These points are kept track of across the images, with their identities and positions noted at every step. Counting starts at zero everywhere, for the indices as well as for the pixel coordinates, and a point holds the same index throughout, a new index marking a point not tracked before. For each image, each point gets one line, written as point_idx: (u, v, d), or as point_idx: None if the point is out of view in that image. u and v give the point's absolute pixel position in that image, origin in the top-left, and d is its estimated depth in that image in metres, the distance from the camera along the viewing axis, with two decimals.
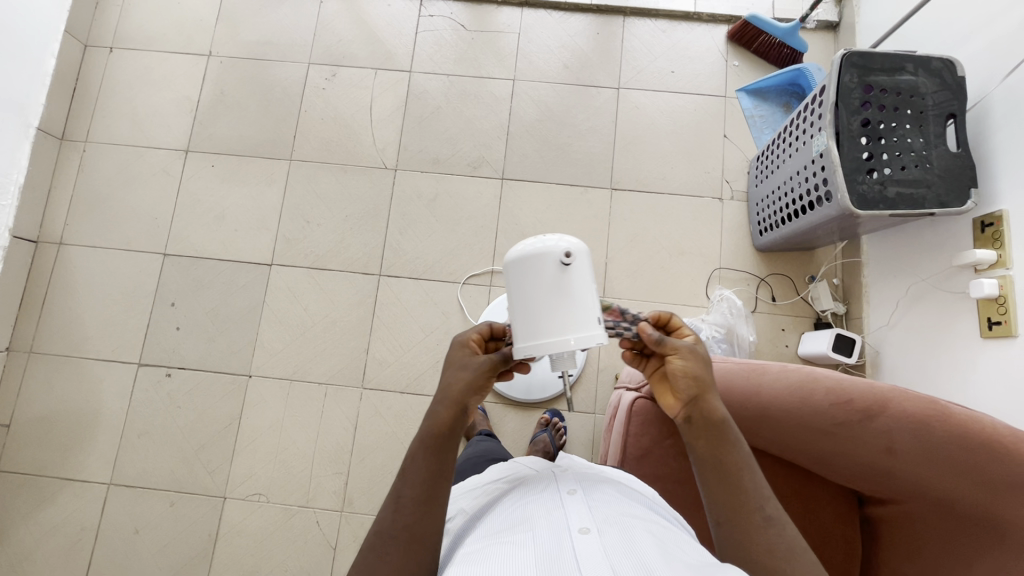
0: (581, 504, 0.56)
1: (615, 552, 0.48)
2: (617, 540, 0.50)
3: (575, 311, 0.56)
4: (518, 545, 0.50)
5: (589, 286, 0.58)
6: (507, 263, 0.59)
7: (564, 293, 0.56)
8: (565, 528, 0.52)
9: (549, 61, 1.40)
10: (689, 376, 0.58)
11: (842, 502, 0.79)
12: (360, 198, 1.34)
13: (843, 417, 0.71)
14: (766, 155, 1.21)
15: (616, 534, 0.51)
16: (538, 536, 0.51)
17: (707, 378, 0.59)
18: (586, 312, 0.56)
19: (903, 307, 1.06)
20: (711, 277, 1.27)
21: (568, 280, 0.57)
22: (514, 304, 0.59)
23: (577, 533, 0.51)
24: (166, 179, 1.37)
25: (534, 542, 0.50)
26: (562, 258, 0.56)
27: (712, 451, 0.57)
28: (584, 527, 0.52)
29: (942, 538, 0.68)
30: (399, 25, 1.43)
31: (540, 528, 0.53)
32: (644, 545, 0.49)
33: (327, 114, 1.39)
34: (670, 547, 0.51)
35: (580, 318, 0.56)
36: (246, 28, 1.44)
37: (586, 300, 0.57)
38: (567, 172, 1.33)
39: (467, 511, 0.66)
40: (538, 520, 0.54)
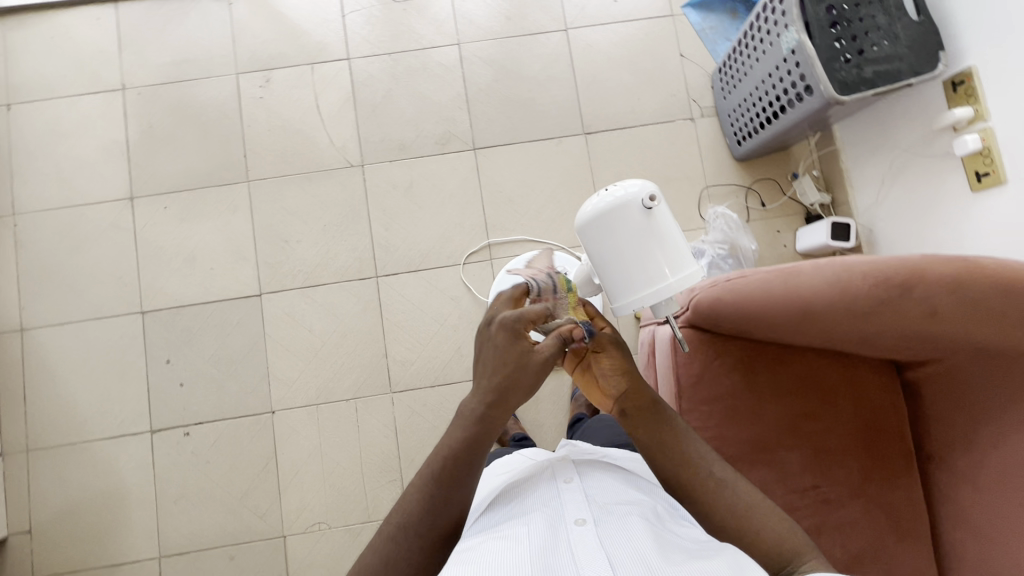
0: (578, 493, 0.57)
1: (612, 544, 0.49)
2: (617, 529, 0.51)
3: (672, 248, 0.61)
4: (514, 540, 0.51)
5: (673, 224, 0.62)
6: (591, 222, 0.62)
7: (655, 233, 0.61)
8: (563, 522, 0.53)
9: (488, 16, 1.34)
10: (614, 372, 0.64)
11: (887, 374, 0.88)
12: (335, 204, 1.27)
13: (884, 295, 0.73)
14: (728, 65, 1.21)
15: (614, 522, 0.52)
16: (534, 531, 0.52)
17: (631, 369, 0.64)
18: (681, 249, 0.61)
19: (889, 182, 1.11)
20: (701, 198, 1.29)
21: (655, 222, 0.61)
22: (609, 258, 0.62)
23: (574, 525, 0.52)
24: (119, 234, 1.26)
25: (531, 538, 0.51)
26: (646, 200, 0.60)
27: (655, 438, 0.62)
28: (581, 517, 0.53)
29: (982, 379, 0.78)
30: (323, 12, 1.33)
31: (535, 521, 0.54)
32: (639, 532, 0.50)
33: (273, 124, 1.30)
34: (666, 538, 0.52)
35: (677, 255, 0.61)
36: (157, 50, 1.31)
37: (675, 236, 0.61)
38: (537, 127, 1.30)
39: (484, 493, 0.67)
40: (536, 514, 0.55)
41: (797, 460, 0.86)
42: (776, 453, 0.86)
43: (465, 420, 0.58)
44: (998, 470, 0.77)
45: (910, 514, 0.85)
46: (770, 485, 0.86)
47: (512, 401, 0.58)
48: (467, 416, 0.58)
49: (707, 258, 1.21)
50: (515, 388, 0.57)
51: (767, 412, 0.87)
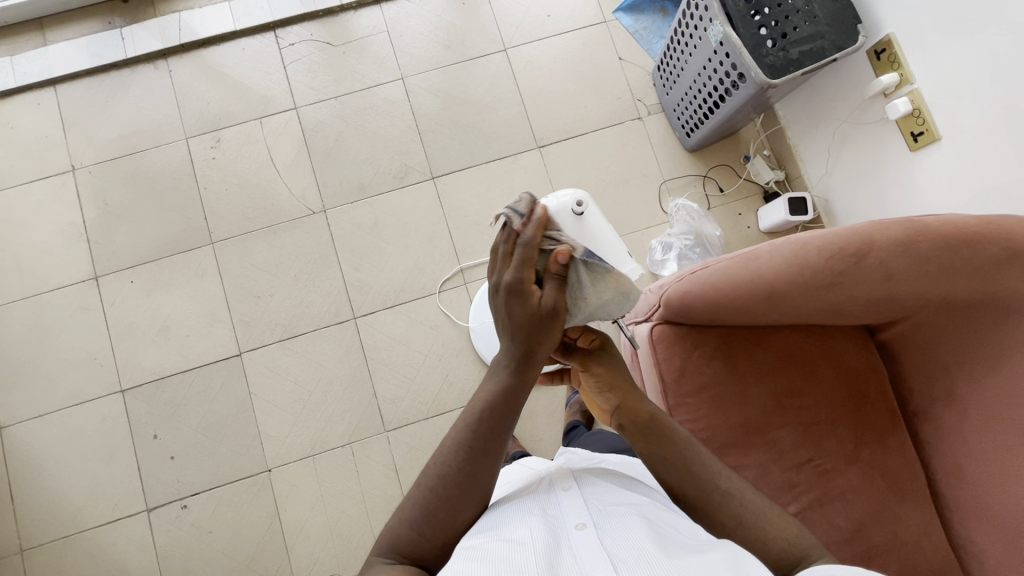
0: (576, 497, 0.57)
1: (612, 544, 0.49)
2: (616, 530, 0.51)
3: None
4: (514, 541, 0.51)
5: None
6: None
7: None
8: (562, 527, 0.53)
9: (427, 47, 1.36)
10: (606, 386, 0.68)
11: (860, 338, 0.91)
12: (303, 253, 1.27)
13: (841, 266, 0.76)
14: (664, 63, 1.25)
15: (614, 523, 0.52)
16: (535, 532, 0.52)
17: (623, 383, 0.67)
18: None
19: (835, 153, 1.14)
20: (660, 193, 1.31)
21: None
22: None
23: (574, 530, 0.52)
24: (88, 315, 1.24)
25: (531, 538, 0.51)
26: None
27: (653, 451, 0.63)
28: (581, 522, 0.53)
29: (949, 330, 0.81)
30: (264, 66, 1.35)
31: (533, 524, 0.54)
32: (637, 530, 0.51)
33: (230, 182, 1.30)
34: (663, 533, 0.52)
35: None
36: (103, 126, 1.31)
37: None
38: (491, 148, 1.32)
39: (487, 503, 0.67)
40: (534, 517, 0.55)
41: (790, 438, 0.87)
42: (769, 433, 0.88)
43: (502, 374, 0.59)
44: (977, 417, 0.80)
45: (906, 472, 0.86)
46: (767, 466, 0.87)
47: (539, 349, 0.58)
48: (505, 368, 0.59)
49: (675, 251, 1.25)
50: (541, 338, 0.57)
51: (752, 395, 0.88)
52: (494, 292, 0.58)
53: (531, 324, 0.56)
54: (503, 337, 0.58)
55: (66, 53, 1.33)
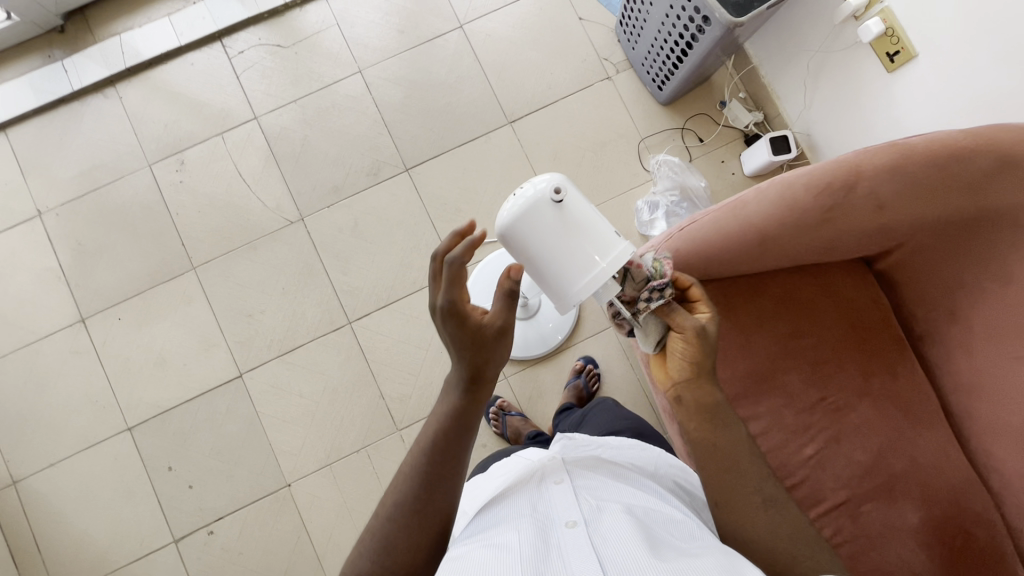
0: (568, 494, 0.57)
1: (601, 542, 0.49)
2: (606, 527, 0.51)
3: (591, 234, 0.64)
4: (502, 543, 0.51)
5: (587, 209, 0.64)
6: (507, 227, 0.64)
7: (570, 223, 0.63)
8: (554, 525, 0.53)
9: (380, 35, 1.31)
10: (683, 356, 0.59)
11: (858, 273, 0.89)
12: (288, 266, 1.25)
13: (830, 201, 0.74)
14: (626, 16, 1.21)
15: (604, 520, 0.53)
16: (527, 532, 0.52)
17: (705, 361, 0.58)
18: (604, 232, 0.64)
19: (812, 85, 1.11)
20: (640, 151, 1.28)
21: (567, 212, 0.63)
22: (532, 261, 0.65)
23: (564, 527, 0.52)
24: (81, 358, 1.22)
25: (522, 539, 0.51)
26: (553, 195, 0.63)
27: (704, 441, 0.57)
28: (572, 519, 0.53)
29: (946, 251, 0.80)
30: (217, 79, 1.30)
31: (523, 524, 0.54)
32: (627, 526, 0.51)
33: (202, 204, 1.27)
34: (655, 530, 0.52)
35: (598, 240, 0.64)
36: (62, 165, 1.27)
37: (593, 221, 0.64)
38: (461, 130, 1.29)
39: (482, 495, 0.67)
40: (524, 515, 0.56)
41: (798, 381, 0.87)
42: (777, 379, 0.87)
43: (453, 393, 0.57)
44: (984, 333, 0.79)
45: (917, 399, 0.86)
46: (779, 411, 0.87)
47: (488, 369, 0.56)
48: (454, 387, 0.57)
49: (662, 209, 1.23)
50: (489, 358, 0.56)
51: (756, 344, 0.87)
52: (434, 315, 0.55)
53: (475, 343, 0.54)
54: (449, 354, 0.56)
55: (11, 94, 1.28)
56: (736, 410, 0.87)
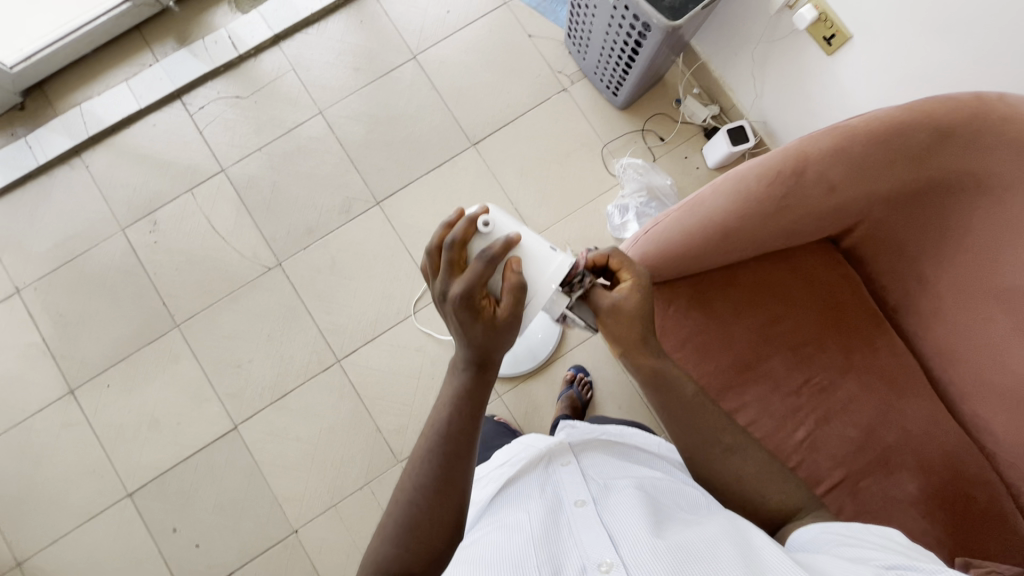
0: (575, 476, 0.58)
1: (609, 519, 0.51)
2: (614, 505, 0.53)
3: (530, 256, 0.60)
4: (515, 525, 0.53)
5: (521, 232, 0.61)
6: None
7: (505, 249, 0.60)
8: (563, 505, 0.55)
9: (337, 74, 1.33)
10: (614, 333, 0.64)
11: (827, 254, 0.91)
12: (271, 312, 1.25)
13: (783, 188, 0.76)
14: (573, 29, 1.23)
15: (613, 500, 0.54)
16: (538, 513, 0.53)
17: (634, 334, 0.63)
18: (542, 254, 0.60)
19: (760, 74, 1.14)
20: (604, 157, 1.30)
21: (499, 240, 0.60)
22: None
23: (574, 506, 0.54)
24: (74, 429, 1.22)
25: (534, 521, 0.52)
26: (481, 228, 0.59)
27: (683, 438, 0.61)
28: (581, 499, 0.54)
29: (904, 223, 0.82)
30: (180, 136, 1.31)
31: (535, 505, 0.55)
32: (635, 504, 0.52)
33: (179, 261, 1.27)
34: (661, 508, 0.54)
35: (540, 260, 0.60)
36: (35, 240, 1.28)
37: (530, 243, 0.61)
38: (427, 157, 1.30)
39: (490, 485, 0.67)
40: (535, 497, 0.57)
41: (781, 365, 0.88)
42: (760, 366, 0.88)
43: (462, 374, 0.57)
44: (951, 296, 0.82)
45: (900, 369, 0.87)
46: (767, 397, 0.87)
47: (498, 355, 0.57)
48: (463, 369, 0.57)
49: (632, 211, 1.24)
50: (497, 344, 0.56)
51: (736, 334, 0.88)
52: (443, 300, 0.56)
53: (484, 328, 0.54)
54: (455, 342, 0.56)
55: None
56: (724, 402, 0.88)
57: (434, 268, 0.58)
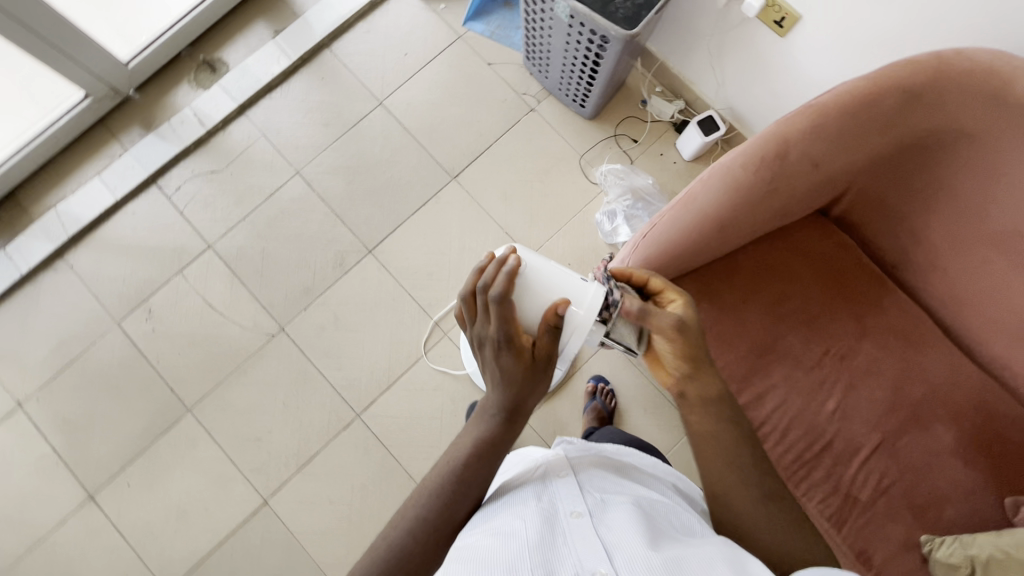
0: (570, 483, 0.56)
1: (605, 534, 0.48)
2: (610, 520, 0.50)
3: (563, 291, 0.60)
4: (505, 530, 0.49)
5: (546, 268, 0.61)
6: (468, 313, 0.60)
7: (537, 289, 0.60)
8: (557, 514, 0.52)
9: (307, 133, 1.34)
10: (671, 351, 0.60)
11: (820, 224, 0.93)
12: (282, 378, 1.24)
13: (768, 172, 0.78)
14: (530, 50, 1.26)
15: (610, 513, 0.51)
16: (529, 520, 0.50)
17: (693, 348, 0.59)
18: (574, 286, 0.61)
19: (718, 65, 1.17)
20: (583, 167, 1.32)
21: (529, 282, 0.60)
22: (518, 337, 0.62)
23: (569, 518, 0.51)
24: (99, 536, 1.18)
25: (525, 525, 0.49)
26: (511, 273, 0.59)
27: None
28: (576, 510, 0.51)
29: (888, 183, 0.84)
30: (162, 220, 1.31)
31: (526, 511, 0.52)
32: (633, 518, 0.50)
33: (180, 345, 1.26)
34: (657, 525, 0.51)
35: (573, 293, 0.61)
36: (30, 349, 1.25)
37: (558, 278, 0.61)
38: (410, 198, 1.31)
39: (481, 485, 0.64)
40: (525, 503, 0.53)
41: (798, 341, 0.89)
42: (778, 346, 0.89)
43: (489, 421, 0.58)
44: (947, 246, 0.84)
45: (912, 323, 0.89)
46: (791, 375, 0.88)
47: (529, 403, 0.59)
48: (492, 416, 0.58)
49: (621, 215, 1.26)
50: (529, 392, 0.58)
51: (748, 318, 0.89)
52: (481, 343, 0.58)
53: (519, 375, 0.57)
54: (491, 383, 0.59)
55: None
56: (751, 387, 0.88)
57: (472, 312, 0.59)
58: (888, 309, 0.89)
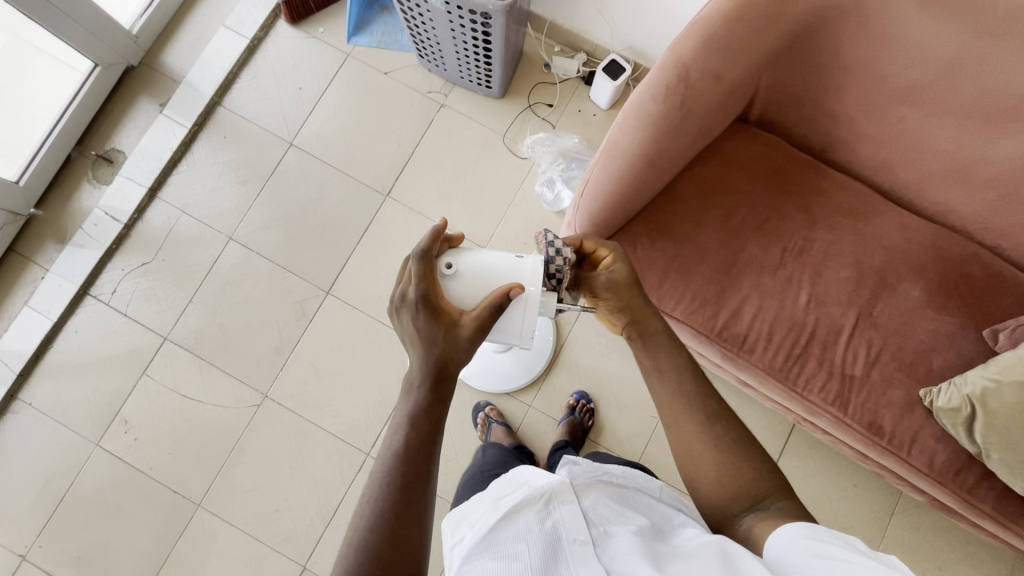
0: (575, 508, 0.56)
1: (609, 562, 0.48)
2: (616, 547, 0.50)
3: (501, 271, 0.60)
4: (507, 556, 0.50)
5: (479, 257, 0.61)
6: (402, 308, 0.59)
7: (476, 278, 0.59)
8: (562, 542, 0.52)
9: (227, 196, 1.30)
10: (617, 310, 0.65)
11: (744, 129, 0.95)
12: (282, 443, 1.21)
13: (678, 98, 0.79)
14: (421, 48, 1.24)
15: (613, 540, 0.51)
16: (533, 547, 0.51)
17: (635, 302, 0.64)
18: (510, 264, 0.60)
19: (605, 8, 1.17)
20: (509, 146, 1.32)
21: (466, 275, 0.59)
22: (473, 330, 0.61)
23: (573, 546, 0.51)
24: None
25: (529, 553, 0.50)
26: (446, 268, 0.59)
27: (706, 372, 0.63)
28: (580, 538, 0.52)
29: (792, 74, 0.86)
30: (108, 328, 1.25)
31: (530, 536, 0.52)
32: (636, 543, 0.50)
33: (168, 445, 1.22)
34: (660, 549, 0.51)
35: (512, 270, 0.60)
36: (15, 500, 1.19)
37: (494, 263, 0.60)
38: (350, 228, 1.29)
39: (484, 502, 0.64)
40: (528, 529, 0.54)
41: (758, 248, 0.90)
42: (741, 258, 0.90)
43: (417, 393, 0.55)
44: (862, 116, 0.87)
45: (853, 198, 0.92)
46: (759, 283, 0.90)
47: (456, 370, 0.56)
48: (418, 386, 0.55)
49: (558, 180, 1.26)
50: (455, 354, 0.55)
51: (704, 241, 0.90)
52: (400, 309, 0.56)
53: (437, 336, 0.54)
54: (414, 353, 0.56)
55: None
56: (726, 304, 0.89)
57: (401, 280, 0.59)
58: (828, 192, 0.92)
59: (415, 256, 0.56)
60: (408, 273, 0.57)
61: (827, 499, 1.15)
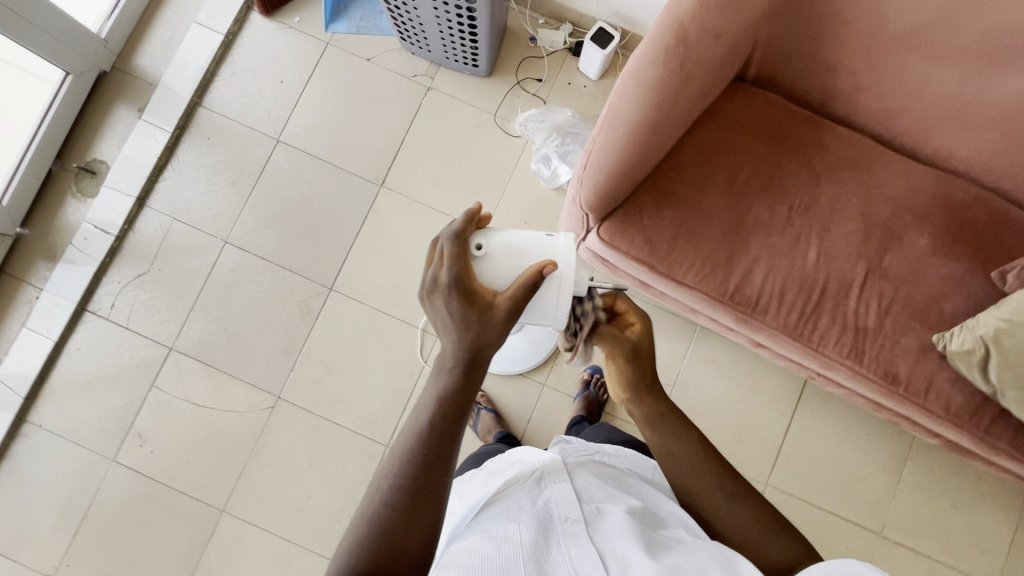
0: (567, 489, 0.57)
1: (601, 542, 0.49)
2: (606, 527, 0.51)
3: (534, 248, 0.61)
4: (498, 535, 0.51)
5: (509, 236, 0.61)
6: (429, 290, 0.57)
7: (508, 256, 0.59)
8: (554, 521, 0.53)
9: (218, 199, 1.27)
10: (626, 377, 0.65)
11: (741, 88, 0.94)
12: (299, 443, 1.21)
13: (677, 59, 0.77)
14: (403, 31, 1.21)
15: (604, 520, 0.52)
16: (525, 527, 0.52)
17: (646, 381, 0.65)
18: (542, 242, 0.61)
19: None
20: (501, 125, 1.29)
21: (498, 254, 0.59)
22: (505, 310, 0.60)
23: (564, 524, 0.52)
24: None
25: (520, 532, 0.51)
26: (477, 249, 0.58)
27: None
28: (571, 516, 0.53)
29: (788, 28, 0.85)
30: (111, 343, 1.23)
31: (521, 516, 0.53)
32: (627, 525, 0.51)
33: (185, 454, 1.21)
34: (648, 531, 0.52)
35: (544, 247, 0.61)
36: (37, 522, 1.19)
37: (525, 241, 0.61)
38: (347, 221, 1.27)
39: (478, 486, 0.64)
40: (520, 510, 0.54)
41: (764, 208, 0.90)
42: (748, 219, 0.89)
43: (450, 374, 0.53)
44: (860, 65, 0.86)
45: (854, 150, 0.92)
46: (767, 243, 0.89)
47: (489, 350, 0.54)
48: (452, 368, 0.53)
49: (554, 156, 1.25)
50: (488, 336, 0.53)
51: (711, 205, 0.89)
52: (432, 291, 0.54)
53: (471, 319, 0.53)
54: (446, 336, 0.54)
55: None
56: (736, 268, 0.88)
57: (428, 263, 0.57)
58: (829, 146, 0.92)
59: (449, 237, 0.55)
60: (438, 254, 0.56)
61: (842, 450, 1.18)
